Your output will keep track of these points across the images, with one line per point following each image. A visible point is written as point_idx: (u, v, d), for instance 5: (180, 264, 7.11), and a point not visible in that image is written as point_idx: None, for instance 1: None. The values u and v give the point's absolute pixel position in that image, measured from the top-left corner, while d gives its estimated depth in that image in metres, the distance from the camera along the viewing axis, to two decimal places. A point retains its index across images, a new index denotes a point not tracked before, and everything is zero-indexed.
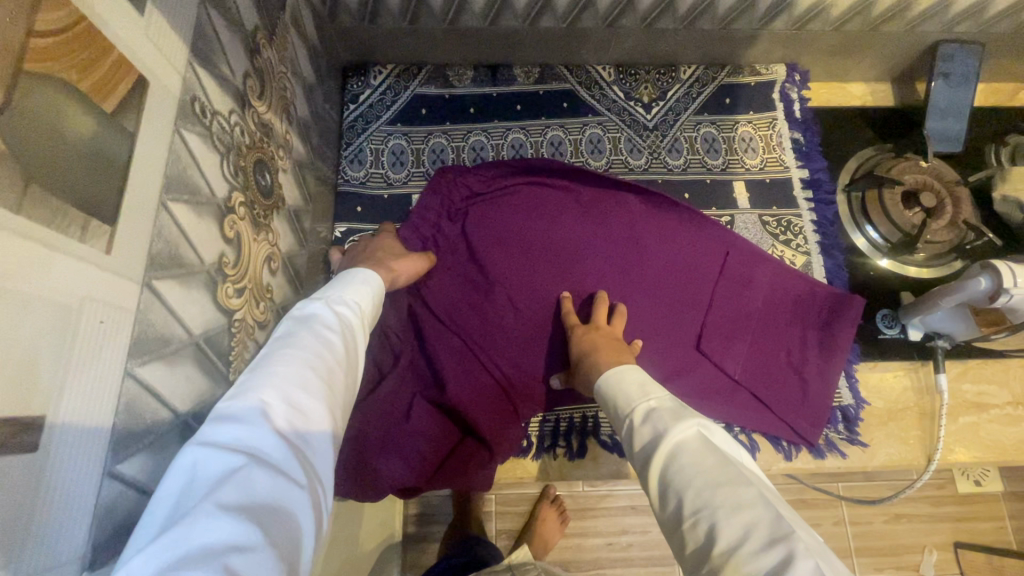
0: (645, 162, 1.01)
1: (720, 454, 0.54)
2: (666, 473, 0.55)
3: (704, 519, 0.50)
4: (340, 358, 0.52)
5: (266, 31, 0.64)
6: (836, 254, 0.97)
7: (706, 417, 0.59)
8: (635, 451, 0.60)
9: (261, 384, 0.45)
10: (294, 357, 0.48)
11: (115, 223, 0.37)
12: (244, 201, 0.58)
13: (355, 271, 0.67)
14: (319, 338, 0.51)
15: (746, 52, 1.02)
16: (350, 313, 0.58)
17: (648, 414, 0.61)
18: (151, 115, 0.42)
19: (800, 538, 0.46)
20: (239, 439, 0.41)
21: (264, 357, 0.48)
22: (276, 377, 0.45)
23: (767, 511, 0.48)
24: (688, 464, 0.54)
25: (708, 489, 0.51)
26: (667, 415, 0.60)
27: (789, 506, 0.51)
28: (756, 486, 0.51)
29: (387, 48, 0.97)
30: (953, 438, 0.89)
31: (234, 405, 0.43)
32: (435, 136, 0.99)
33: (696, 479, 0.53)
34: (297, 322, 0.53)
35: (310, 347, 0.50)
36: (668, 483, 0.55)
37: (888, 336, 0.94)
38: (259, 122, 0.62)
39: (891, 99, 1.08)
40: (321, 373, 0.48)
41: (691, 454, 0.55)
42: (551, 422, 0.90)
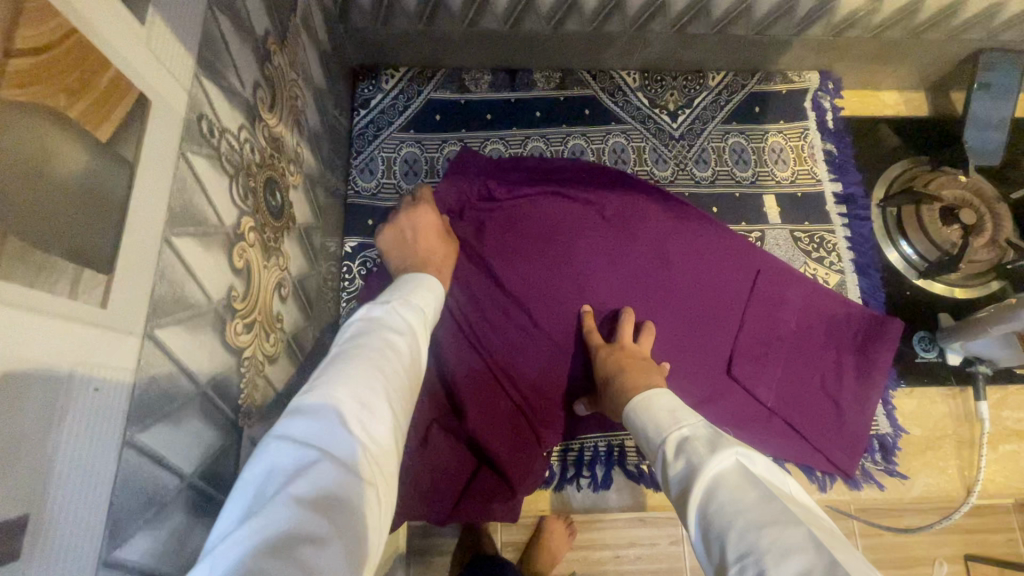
0: (671, 173, 0.96)
1: (763, 490, 0.49)
2: (706, 513, 0.50)
3: (750, 565, 0.44)
4: (408, 362, 0.49)
5: (276, 35, 0.58)
6: (872, 274, 0.92)
7: (745, 447, 0.54)
8: (672, 487, 0.55)
9: (333, 380, 0.42)
10: (366, 357, 0.45)
11: (111, 272, 0.32)
12: (254, 225, 0.52)
13: (417, 275, 0.64)
14: (389, 340, 0.49)
15: (778, 59, 0.97)
16: (418, 318, 0.55)
17: (681, 444, 0.57)
18: (153, 141, 0.36)
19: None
20: (312, 432, 0.38)
21: (335, 356, 0.46)
22: (348, 374, 0.43)
23: (819, 555, 0.42)
24: (728, 503, 0.49)
25: (752, 530, 0.46)
26: (701, 444, 0.55)
27: (847, 548, 0.44)
28: (805, 525, 0.45)
29: (400, 50, 0.91)
30: (992, 467, 0.86)
31: (306, 399, 0.41)
32: (451, 144, 0.94)
33: (738, 518, 0.47)
34: (366, 322, 0.51)
35: (380, 348, 0.47)
36: (708, 522, 0.50)
37: (924, 360, 0.90)
38: (269, 136, 0.56)
39: (926, 110, 1.04)
40: (390, 375, 0.45)
41: (731, 489, 0.50)
42: (575, 451, 0.85)
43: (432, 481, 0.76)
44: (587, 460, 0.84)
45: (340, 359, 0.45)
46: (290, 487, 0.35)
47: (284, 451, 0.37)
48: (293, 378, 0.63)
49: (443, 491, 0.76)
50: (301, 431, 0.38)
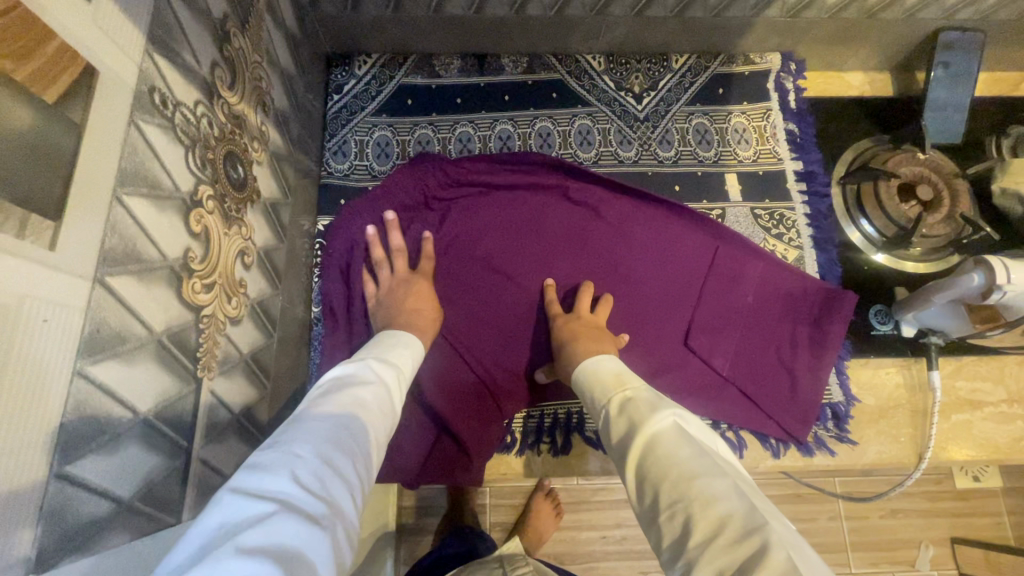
0: (635, 154, 0.99)
1: (695, 447, 0.53)
2: (643, 467, 0.54)
3: (679, 511, 0.48)
4: (373, 417, 0.53)
5: (237, 19, 0.62)
6: (830, 249, 0.95)
7: (682, 408, 0.58)
8: (613, 443, 0.59)
9: (296, 437, 0.46)
10: (327, 415, 0.50)
11: (59, 219, 0.36)
12: (213, 194, 0.57)
13: (391, 334, 0.70)
14: (353, 396, 0.54)
15: (740, 41, 0.99)
16: (387, 375, 0.60)
17: (624, 404, 0.61)
18: (102, 107, 0.40)
19: (774, 531, 0.43)
20: (272, 483, 0.41)
21: (300, 416, 0.50)
22: (309, 430, 0.47)
23: (740, 502, 0.46)
24: (663, 456, 0.53)
25: (683, 481, 0.49)
26: (643, 406, 0.59)
27: (763, 497, 0.49)
28: (730, 477, 0.49)
29: (370, 37, 0.95)
30: (945, 435, 0.88)
31: (265, 454, 0.44)
32: (422, 127, 0.98)
33: (671, 471, 0.51)
34: (334, 383, 0.56)
35: (345, 405, 0.52)
36: (645, 474, 0.53)
37: (880, 333, 0.92)
38: (229, 113, 0.61)
39: (890, 89, 1.06)
40: (354, 429, 0.49)
41: (667, 445, 0.53)
42: (536, 418, 0.87)
43: (398, 444, 0.81)
44: (546, 428, 0.87)
45: (302, 422, 0.49)
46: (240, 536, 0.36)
47: (237, 504, 0.39)
48: (258, 342, 0.68)
49: (408, 454, 0.81)
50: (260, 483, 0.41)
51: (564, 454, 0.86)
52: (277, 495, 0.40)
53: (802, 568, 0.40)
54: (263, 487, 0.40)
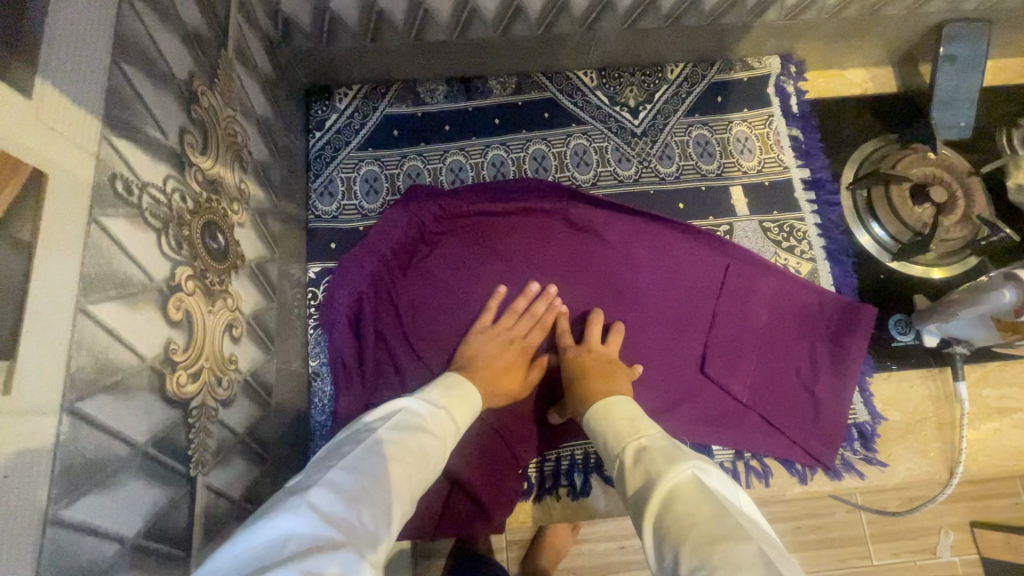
0: (635, 172, 0.95)
1: (716, 503, 0.45)
2: (661, 530, 0.46)
3: None
4: (430, 466, 0.53)
5: (204, 77, 0.57)
6: (843, 260, 0.91)
7: (704, 460, 0.51)
8: (629, 501, 0.52)
9: (366, 472, 0.47)
10: (395, 458, 0.50)
11: (14, 356, 0.32)
12: (193, 274, 0.52)
13: None
14: (416, 441, 0.53)
15: (736, 46, 0.95)
16: (447, 422, 0.59)
17: (640, 454, 0.54)
18: (57, 213, 0.36)
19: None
20: (343, 510, 0.42)
21: (377, 446, 0.50)
22: (377, 469, 0.47)
23: (767, 573, 0.39)
24: (682, 516, 0.45)
25: (704, 544, 0.42)
26: (659, 458, 0.52)
27: (796, 568, 0.41)
28: (757, 542, 0.41)
29: (349, 68, 0.90)
30: (973, 447, 0.85)
31: (341, 480, 0.45)
32: (410, 159, 0.93)
33: (691, 534, 0.43)
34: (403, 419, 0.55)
35: (411, 452, 0.51)
36: (662, 536, 0.46)
37: (901, 344, 0.89)
38: (204, 180, 0.56)
39: (894, 85, 1.02)
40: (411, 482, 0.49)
41: (686, 502, 0.46)
42: (552, 461, 0.84)
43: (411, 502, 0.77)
44: (564, 470, 0.83)
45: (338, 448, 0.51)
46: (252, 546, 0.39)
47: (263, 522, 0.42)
48: (254, 416, 0.63)
49: (421, 511, 0.77)
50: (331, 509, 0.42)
51: (585, 496, 0.83)
52: (343, 524, 0.41)
53: None
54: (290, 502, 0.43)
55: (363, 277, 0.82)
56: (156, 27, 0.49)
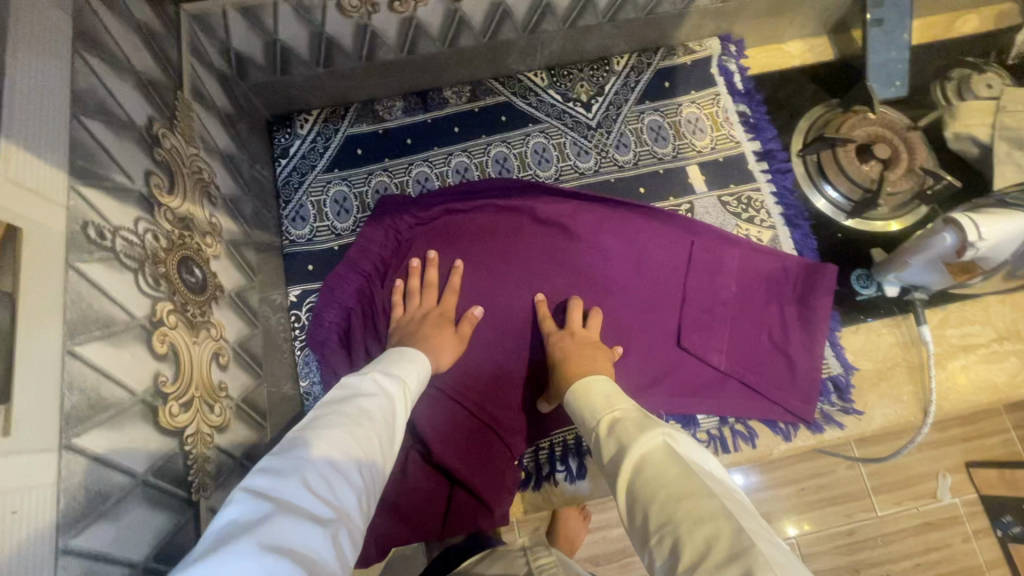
0: (594, 163, 0.98)
1: (683, 467, 0.47)
2: (632, 490, 0.48)
3: (667, 535, 0.43)
4: (382, 427, 0.53)
5: (163, 119, 0.60)
6: (802, 224, 0.95)
7: (673, 427, 0.52)
8: (604, 464, 0.54)
9: (307, 440, 0.46)
10: (350, 429, 0.49)
11: (11, 400, 0.35)
12: (174, 308, 0.55)
13: (399, 352, 0.69)
14: (360, 408, 0.53)
15: (676, 32, 0.99)
16: (394, 389, 0.59)
17: (613, 425, 0.56)
18: (34, 265, 0.38)
19: (763, 558, 0.38)
20: (295, 489, 0.41)
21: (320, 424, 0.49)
22: (318, 435, 0.47)
23: (729, 523, 0.41)
24: (652, 478, 0.47)
25: (671, 502, 0.45)
26: (632, 426, 0.54)
27: (756, 519, 0.44)
28: (719, 497, 0.44)
29: (307, 94, 0.92)
30: (945, 385, 0.89)
31: (278, 456, 0.45)
32: (377, 175, 0.96)
33: (661, 493, 0.46)
34: (339, 396, 0.54)
35: (349, 417, 0.51)
36: (634, 498, 0.48)
37: (865, 297, 0.93)
38: (174, 218, 0.58)
39: (831, 53, 1.07)
40: (360, 436, 0.49)
41: (656, 468, 0.48)
42: (545, 449, 0.87)
43: (415, 508, 0.79)
44: (559, 456, 0.86)
45: (313, 425, 0.49)
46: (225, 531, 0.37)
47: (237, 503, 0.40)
48: (249, 439, 0.66)
49: (425, 514, 0.79)
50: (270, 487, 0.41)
51: (581, 479, 0.86)
52: (291, 500, 0.40)
53: None
54: (271, 485, 0.42)
55: (342, 292, 0.84)
56: (111, 78, 0.52)
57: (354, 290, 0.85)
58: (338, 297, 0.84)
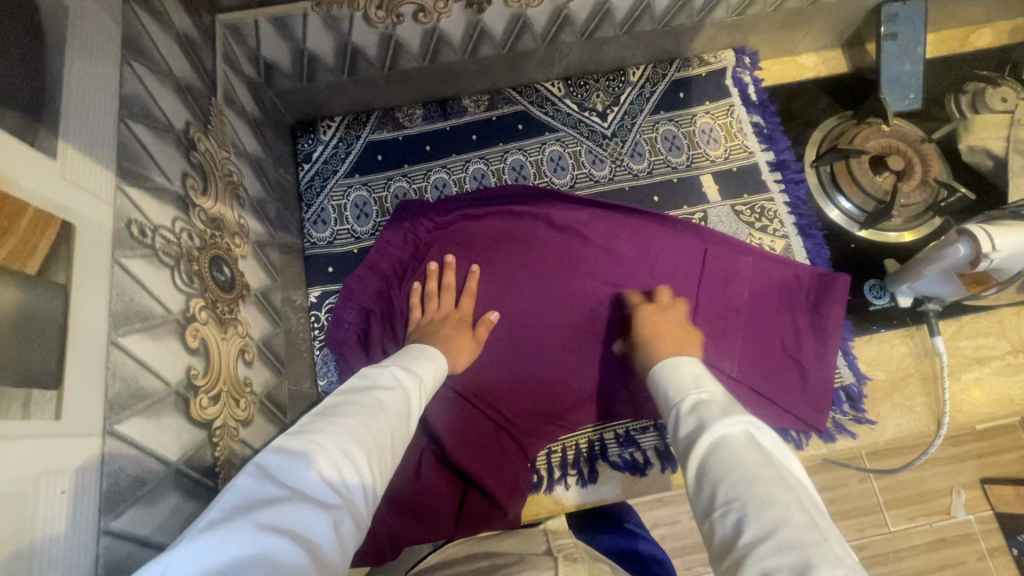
0: (609, 171, 1.00)
1: (763, 454, 0.46)
2: (703, 463, 0.48)
3: (733, 511, 0.43)
4: (395, 418, 0.52)
5: (199, 123, 0.62)
6: (815, 234, 0.95)
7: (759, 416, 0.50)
8: (676, 437, 0.53)
9: (320, 425, 0.47)
10: (363, 418, 0.49)
11: (61, 386, 0.37)
12: (206, 304, 0.57)
13: (422, 347, 0.70)
14: (375, 398, 0.52)
15: (691, 44, 1.00)
16: (409, 381, 0.58)
17: (696, 405, 0.53)
18: (84, 259, 0.41)
19: (833, 558, 0.38)
20: (299, 479, 0.42)
21: (332, 411, 0.49)
22: (329, 422, 0.47)
23: (805, 518, 0.41)
24: (728, 458, 0.46)
25: (745, 481, 0.44)
26: (716, 408, 0.52)
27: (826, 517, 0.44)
28: (796, 492, 0.43)
29: (330, 101, 0.95)
30: (957, 397, 0.89)
31: (289, 440, 0.45)
32: (396, 180, 0.98)
33: (734, 473, 0.45)
34: (354, 384, 0.54)
35: (364, 407, 0.50)
36: (704, 473, 0.47)
37: (878, 307, 0.93)
38: (207, 219, 0.61)
39: (844, 66, 1.08)
40: (371, 425, 0.48)
41: (734, 450, 0.47)
42: (559, 453, 0.87)
43: (429, 508, 0.80)
44: (571, 460, 0.86)
45: (326, 411, 0.49)
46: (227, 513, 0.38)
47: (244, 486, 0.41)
48: (271, 434, 0.67)
49: (439, 515, 0.79)
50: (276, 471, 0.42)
51: (593, 483, 0.86)
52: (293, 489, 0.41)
53: None
54: (276, 470, 0.42)
55: (361, 294, 0.86)
56: (154, 84, 0.54)
57: (373, 292, 0.87)
58: (357, 299, 0.86)
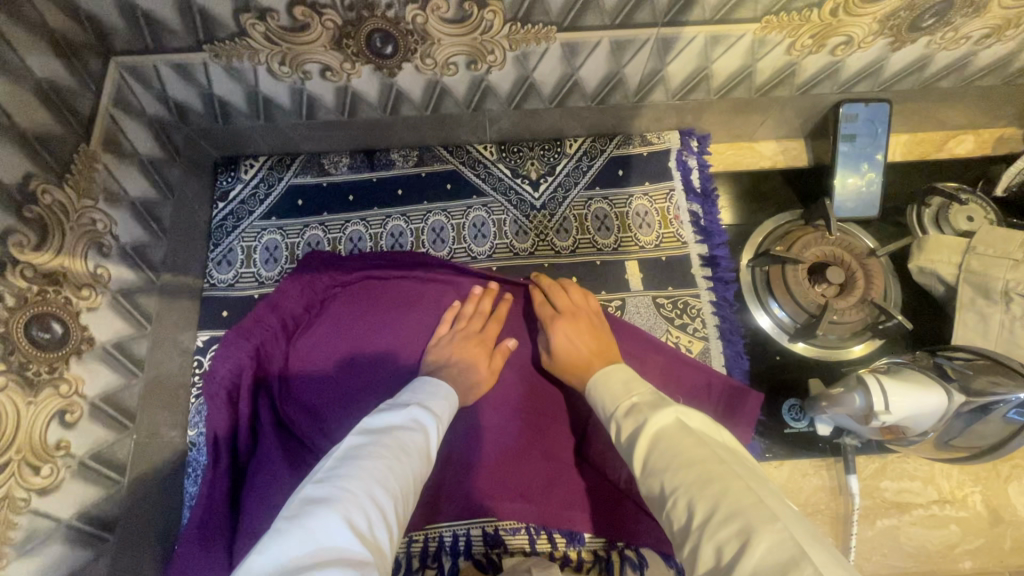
0: (531, 244, 0.95)
1: (698, 439, 0.51)
2: (646, 457, 0.52)
3: (681, 496, 0.47)
4: (418, 461, 0.56)
5: (48, 176, 0.61)
6: (736, 340, 0.88)
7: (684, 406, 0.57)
8: (622, 445, 0.57)
9: (348, 474, 0.50)
10: (392, 468, 0.53)
11: None
12: (6, 369, 0.54)
13: (429, 377, 0.73)
14: (399, 441, 0.56)
15: (633, 122, 0.95)
16: (431, 419, 0.62)
17: (629, 408, 0.60)
18: None
19: (767, 513, 0.42)
20: (336, 531, 0.44)
21: (353, 457, 0.52)
22: (364, 468, 0.51)
23: (741, 483, 0.45)
24: (666, 447, 0.51)
25: (686, 468, 0.48)
26: (645, 406, 0.58)
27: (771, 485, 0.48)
28: (732, 463, 0.48)
29: (251, 142, 0.93)
30: (867, 545, 0.81)
31: (322, 494, 0.47)
32: (311, 228, 0.95)
33: (675, 458, 0.50)
34: (377, 428, 0.57)
35: (392, 455, 0.54)
36: (648, 465, 0.52)
37: (794, 430, 0.85)
38: (37, 274, 0.59)
39: (804, 159, 1.01)
40: (399, 476, 0.52)
41: (670, 438, 0.52)
42: (420, 543, 0.81)
43: None
44: (432, 552, 0.80)
45: (354, 459, 0.52)
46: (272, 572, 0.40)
47: (287, 541, 0.43)
48: (89, 498, 0.65)
49: None
50: (320, 524, 0.44)
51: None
52: (334, 546, 0.43)
53: (805, 548, 0.39)
54: (318, 525, 0.44)
55: (234, 347, 0.80)
56: None
57: (247, 345, 0.81)
58: (227, 350, 0.80)
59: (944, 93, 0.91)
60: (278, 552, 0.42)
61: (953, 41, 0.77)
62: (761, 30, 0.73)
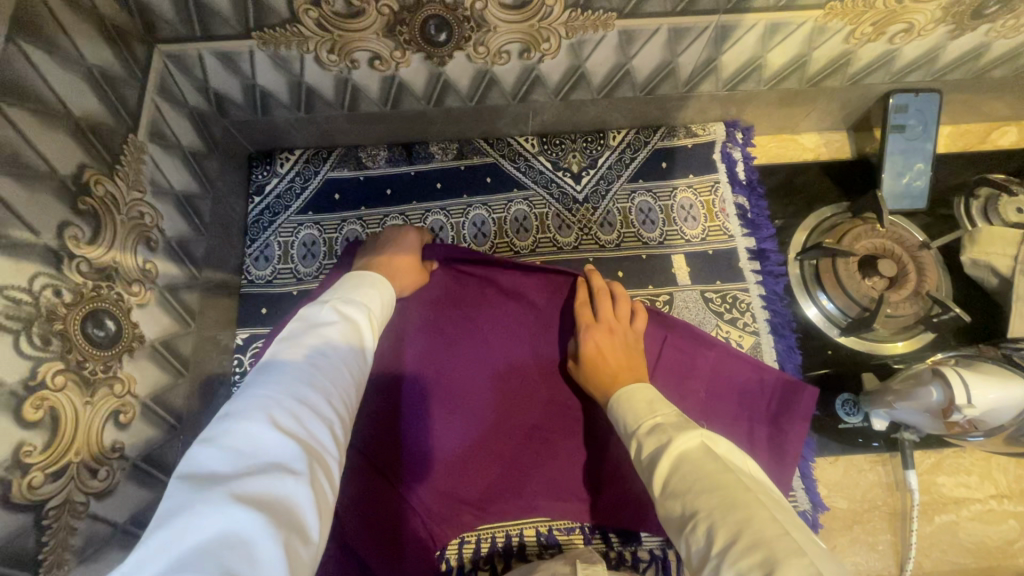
0: (575, 239, 0.93)
1: (724, 463, 0.48)
2: (666, 479, 0.49)
3: (701, 521, 0.44)
4: (346, 356, 0.52)
5: (100, 167, 0.58)
6: (788, 334, 0.87)
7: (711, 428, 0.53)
8: (641, 461, 0.54)
9: (265, 382, 0.46)
10: (316, 369, 0.48)
11: None
12: (65, 367, 0.52)
13: (360, 272, 0.66)
14: (322, 340, 0.52)
15: (678, 114, 0.94)
16: (356, 313, 0.57)
17: (653, 427, 0.56)
18: None
19: (793, 546, 0.40)
20: (259, 437, 0.41)
21: (272, 367, 0.48)
22: (284, 374, 0.47)
23: (763, 513, 0.43)
24: (689, 471, 0.48)
25: (709, 491, 0.46)
26: (671, 426, 0.54)
27: (793, 515, 0.45)
28: (754, 491, 0.45)
29: (287, 135, 0.90)
30: (926, 541, 0.80)
31: (238, 404, 0.44)
32: (349, 223, 0.92)
33: (697, 482, 0.47)
34: (299, 331, 0.53)
35: (317, 358, 0.50)
36: (667, 489, 0.49)
37: (849, 425, 0.84)
38: (91, 269, 0.56)
39: (848, 151, 1.00)
40: (324, 374, 0.49)
41: (693, 463, 0.49)
42: (472, 544, 0.81)
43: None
44: (484, 553, 0.80)
45: (273, 367, 0.48)
46: (191, 486, 0.37)
47: (206, 456, 0.40)
48: (143, 501, 0.63)
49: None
50: (237, 434, 0.41)
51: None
52: (260, 452, 0.40)
53: None
54: (237, 435, 0.41)
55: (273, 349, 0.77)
56: (36, 129, 0.51)
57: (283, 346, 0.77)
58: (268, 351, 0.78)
59: (995, 83, 0.90)
60: (192, 472, 0.39)
61: (1012, 28, 0.76)
62: (823, 16, 0.72)
